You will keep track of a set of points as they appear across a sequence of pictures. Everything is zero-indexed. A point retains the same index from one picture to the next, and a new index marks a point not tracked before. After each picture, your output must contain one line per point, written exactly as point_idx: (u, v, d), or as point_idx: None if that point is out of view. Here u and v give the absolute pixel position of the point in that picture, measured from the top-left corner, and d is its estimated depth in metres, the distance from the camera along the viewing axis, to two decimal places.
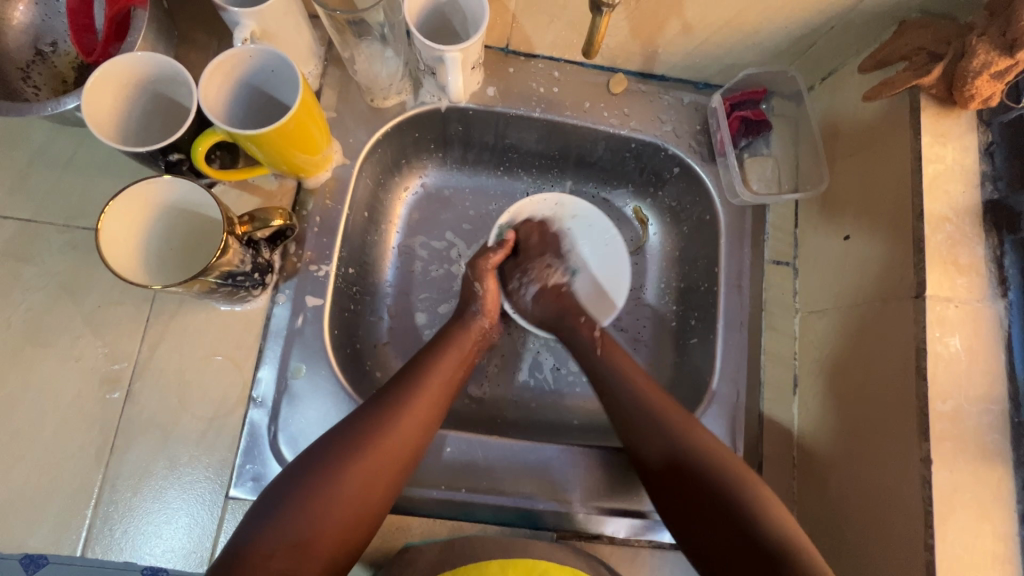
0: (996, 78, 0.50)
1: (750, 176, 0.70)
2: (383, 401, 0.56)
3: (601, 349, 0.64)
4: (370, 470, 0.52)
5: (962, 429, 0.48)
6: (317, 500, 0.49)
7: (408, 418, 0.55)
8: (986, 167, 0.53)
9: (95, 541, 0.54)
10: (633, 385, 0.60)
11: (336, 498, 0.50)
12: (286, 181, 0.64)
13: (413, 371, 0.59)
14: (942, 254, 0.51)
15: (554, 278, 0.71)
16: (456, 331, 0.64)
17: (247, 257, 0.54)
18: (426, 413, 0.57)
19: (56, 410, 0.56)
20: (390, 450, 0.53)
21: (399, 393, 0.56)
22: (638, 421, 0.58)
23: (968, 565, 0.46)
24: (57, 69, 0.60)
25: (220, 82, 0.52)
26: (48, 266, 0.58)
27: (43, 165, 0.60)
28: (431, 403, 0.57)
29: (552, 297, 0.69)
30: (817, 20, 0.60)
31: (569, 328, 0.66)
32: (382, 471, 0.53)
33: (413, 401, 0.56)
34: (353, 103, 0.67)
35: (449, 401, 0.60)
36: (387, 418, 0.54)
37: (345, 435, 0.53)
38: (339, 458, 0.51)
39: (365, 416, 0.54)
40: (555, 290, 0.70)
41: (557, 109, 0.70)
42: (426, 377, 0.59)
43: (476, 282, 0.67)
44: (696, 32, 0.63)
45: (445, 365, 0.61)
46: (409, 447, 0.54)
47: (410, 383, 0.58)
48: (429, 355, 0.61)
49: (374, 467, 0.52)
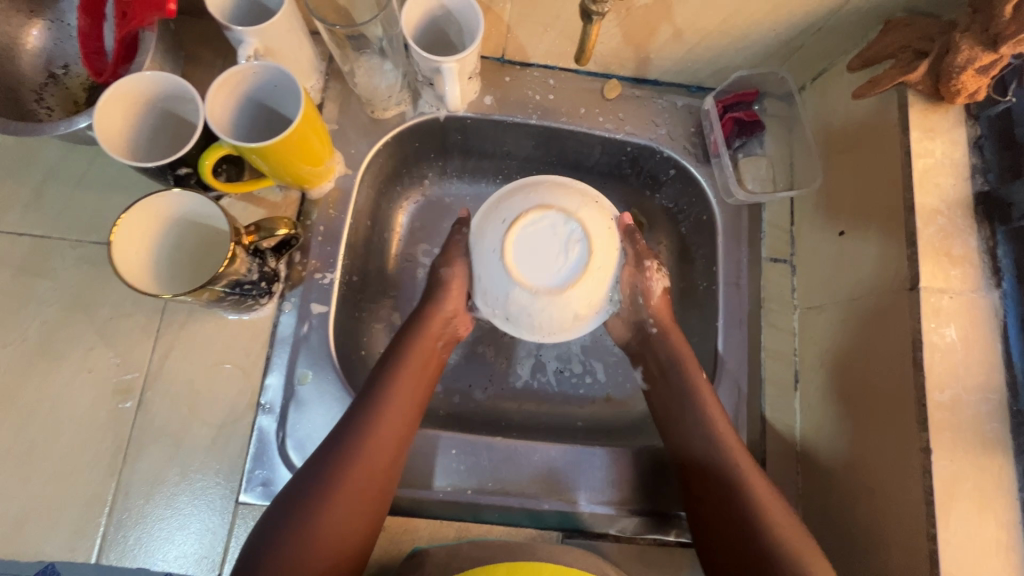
0: (981, 72, 0.51)
1: (745, 176, 0.71)
2: (351, 419, 0.56)
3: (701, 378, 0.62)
4: (348, 493, 0.53)
5: (961, 419, 0.49)
6: (303, 526, 0.50)
7: (377, 433, 0.55)
8: (975, 161, 0.54)
9: (109, 548, 0.55)
10: (709, 424, 0.59)
11: (320, 523, 0.51)
12: (290, 193, 0.65)
13: (377, 382, 0.58)
14: (935, 245, 0.52)
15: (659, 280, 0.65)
16: (413, 336, 0.63)
17: (253, 266, 0.56)
18: (387, 442, 0.56)
19: (71, 418, 0.57)
20: (364, 471, 0.54)
21: (355, 428, 0.55)
22: (686, 422, 0.60)
23: (972, 555, 0.46)
24: (70, 91, 0.62)
25: (225, 98, 0.54)
26: (61, 280, 0.60)
27: (56, 182, 0.62)
28: (399, 414, 0.57)
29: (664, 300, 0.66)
30: (805, 21, 0.61)
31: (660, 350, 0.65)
32: (359, 493, 0.53)
33: (378, 415, 0.56)
34: (354, 116, 0.69)
35: (419, 408, 0.59)
36: (349, 451, 0.54)
37: (323, 457, 0.54)
38: (319, 482, 0.52)
39: (337, 438, 0.55)
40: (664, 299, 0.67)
41: (553, 115, 0.71)
42: (380, 404, 0.57)
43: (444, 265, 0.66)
44: (687, 37, 0.64)
45: (410, 370, 0.60)
46: (384, 462, 0.55)
47: (374, 397, 0.57)
48: (393, 361, 0.60)
49: (345, 507, 0.52)
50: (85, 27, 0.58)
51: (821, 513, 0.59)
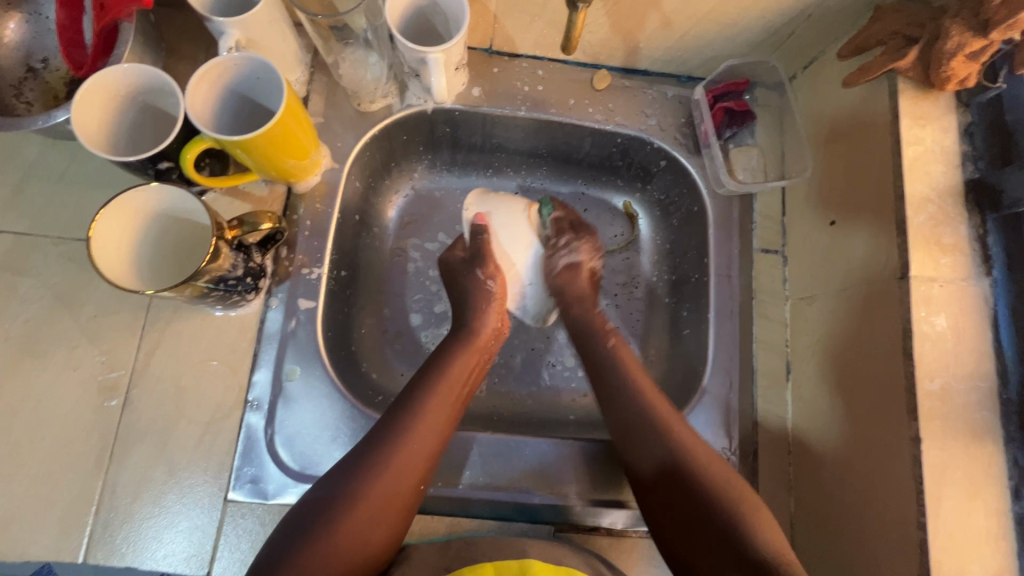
0: (971, 58, 0.50)
1: (736, 167, 0.70)
2: (394, 418, 0.55)
3: (613, 335, 0.65)
4: (384, 492, 0.51)
5: (950, 407, 0.48)
6: (329, 525, 0.49)
7: (415, 437, 0.55)
8: (966, 148, 0.54)
9: (96, 548, 0.54)
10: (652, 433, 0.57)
11: (348, 523, 0.49)
12: (276, 187, 0.65)
13: (422, 383, 0.59)
14: (925, 234, 0.52)
15: (592, 258, 0.71)
16: (460, 339, 0.64)
17: (238, 262, 0.55)
18: (428, 444, 0.55)
19: (56, 418, 0.56)
20: (401, 471, 0.53)
21: (398, 428, 0.55)
22: (637, 430, 0.57)
23: (962, 543, 0.46)
24: (51, 85, 0.61)
25: (207, 90, 0.53)
26: (44, 276, 0.59)
27: (38, 178, 0.61)
28: (442, 416, 0.57)
29: (580, 271, 0.70)
30: (795, 9, 0.60)
31: (575, 315, 0.68)
32: (394, 494, 0.52)
33: (421, 415, 0.56)
34: (340, 108, 0.68)
35: (457, 412, 0.59)
36: (388, 451, 0.53)
37: (359, 458, 0.53)
38: (354, 480, 0.51)
39: (377, 438, 0.54)
40: (588, 273, 0.71)
41: (542, 107, 0.70)
42: (422, 406, 0.57)
43: (480, 271, 0.68)
44: (676, 25, 0.63)
45: (456, 372, 0.61)
46: (421, 465, 0.54)
47: (414, 402, 0.57)
48: (440, 362, 0.61)
49: (378, 504, 0.51)
50: (62, 19, 0.56)
51: (812, 503, 0.59)
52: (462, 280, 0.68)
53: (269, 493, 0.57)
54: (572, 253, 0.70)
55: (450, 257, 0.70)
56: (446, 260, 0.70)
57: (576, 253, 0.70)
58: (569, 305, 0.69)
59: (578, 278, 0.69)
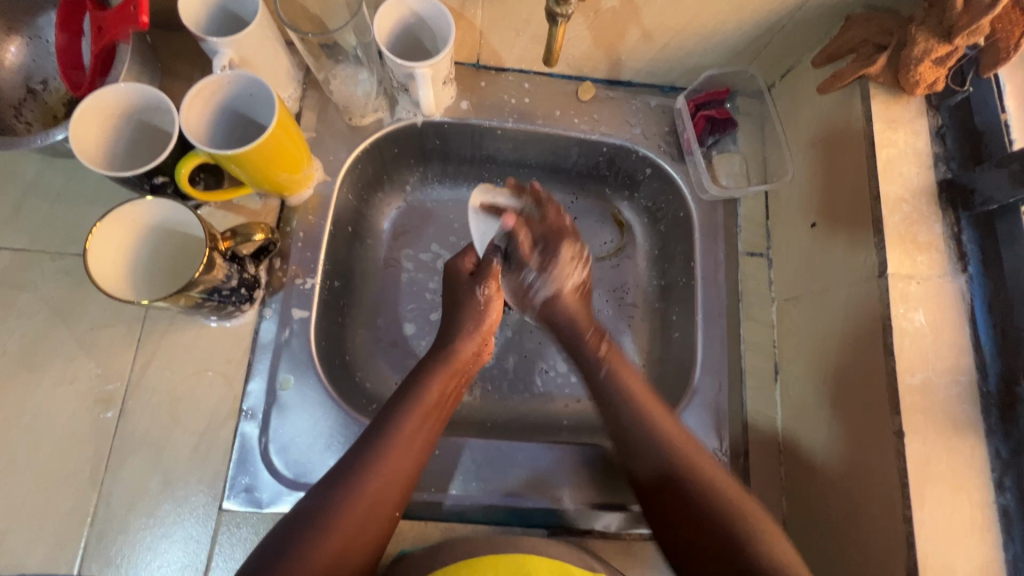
0: (938, 64, 0.52)
1: (719, 172, 0.73)
2: (370, 440, 0.55)
3: (605, 366, 0.61)
4: (361, 513, 0.51)
5: (932, 401, 0.49)
6: (307, 548, 0.48)
7: (393, 458, 0.54)
8: (938, 149, 0.56)
9: (92, 559, 0.54)
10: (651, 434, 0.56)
11: (324, 545, 0.49)
12: (270, 200, 0.66)
13: (400, 405, 0.58)
14: (901, 232, 0.53)
15: (575, 277, 0.65)
16: (443, 357, 0.63)
17: (232, 272, 0.56)
18: (404, 465, 0.55)
19: (52, 430, 0.57)
20: (381, 492, 0.53)
21: (375, 450, 0.54)
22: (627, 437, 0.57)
23: (948, 535, 0.47)
24: (49, 106, 0.63)
25: (200, 107, 0.55)
26: (41, 293, 0.60)
27: (35, 196, 0.63)
28: (420, 439, 0.57)
29: (559, 298, 0.64)
30: (770, 20, 0.63)
31: (573, 341, 0.64)
32: (370, 517, 0.52)
33: (397, 437, 0.55)
34: (332, 123, 0.69)
35: (435, 434, 0.59)
36: (367, 467, 0.53)
37: (343, 472, 0.53)
38: (335, 500, 0.51)
39: (354, 457, 0.54)
40: (573, 292, 0.65)
41: (529, 118, 0.72)
42: (401, 428, 0.56)
43: (479, 287, 0.66)
44: (656, 37, 0.65)
45: (434, 396, 0.59)
46: (397, 490, 0.54)
47: (392, 422, 0.56)
48: (420, 381, 0.60)
49: (355, 525, 0.51)
50: (61, 42, 0.58)
51: (802, 502, 0.60)
52: (463, 296, 0.66)
53: (264, 502, 0.57)
54: (547, 283, 0.64)
55: (458, 265, 0.68)
56: (454, 266, 0.68)
57: (547, 284, 0.64)
58: (558, 330, 0.65)
59: (560, 305, 0.64)
